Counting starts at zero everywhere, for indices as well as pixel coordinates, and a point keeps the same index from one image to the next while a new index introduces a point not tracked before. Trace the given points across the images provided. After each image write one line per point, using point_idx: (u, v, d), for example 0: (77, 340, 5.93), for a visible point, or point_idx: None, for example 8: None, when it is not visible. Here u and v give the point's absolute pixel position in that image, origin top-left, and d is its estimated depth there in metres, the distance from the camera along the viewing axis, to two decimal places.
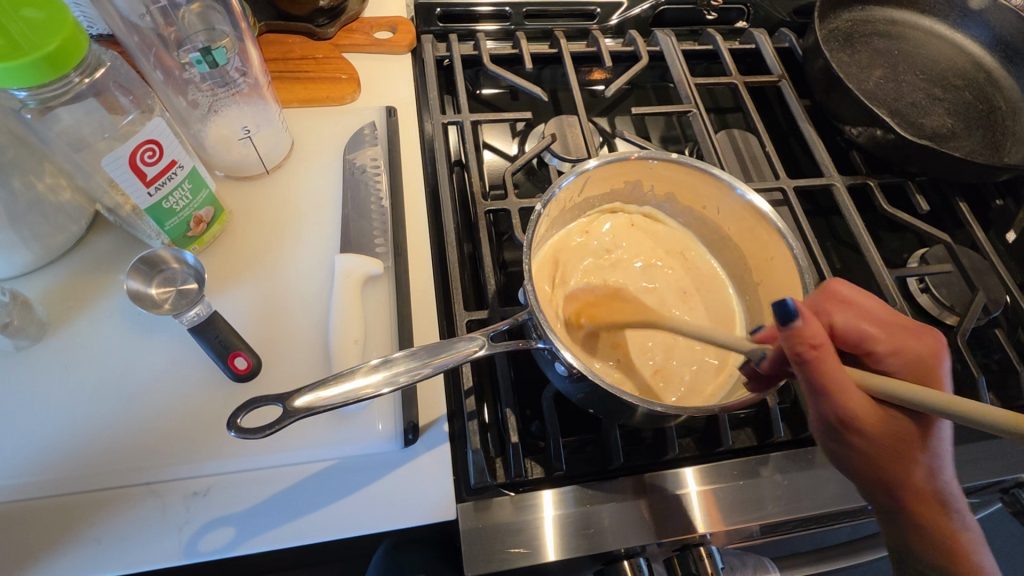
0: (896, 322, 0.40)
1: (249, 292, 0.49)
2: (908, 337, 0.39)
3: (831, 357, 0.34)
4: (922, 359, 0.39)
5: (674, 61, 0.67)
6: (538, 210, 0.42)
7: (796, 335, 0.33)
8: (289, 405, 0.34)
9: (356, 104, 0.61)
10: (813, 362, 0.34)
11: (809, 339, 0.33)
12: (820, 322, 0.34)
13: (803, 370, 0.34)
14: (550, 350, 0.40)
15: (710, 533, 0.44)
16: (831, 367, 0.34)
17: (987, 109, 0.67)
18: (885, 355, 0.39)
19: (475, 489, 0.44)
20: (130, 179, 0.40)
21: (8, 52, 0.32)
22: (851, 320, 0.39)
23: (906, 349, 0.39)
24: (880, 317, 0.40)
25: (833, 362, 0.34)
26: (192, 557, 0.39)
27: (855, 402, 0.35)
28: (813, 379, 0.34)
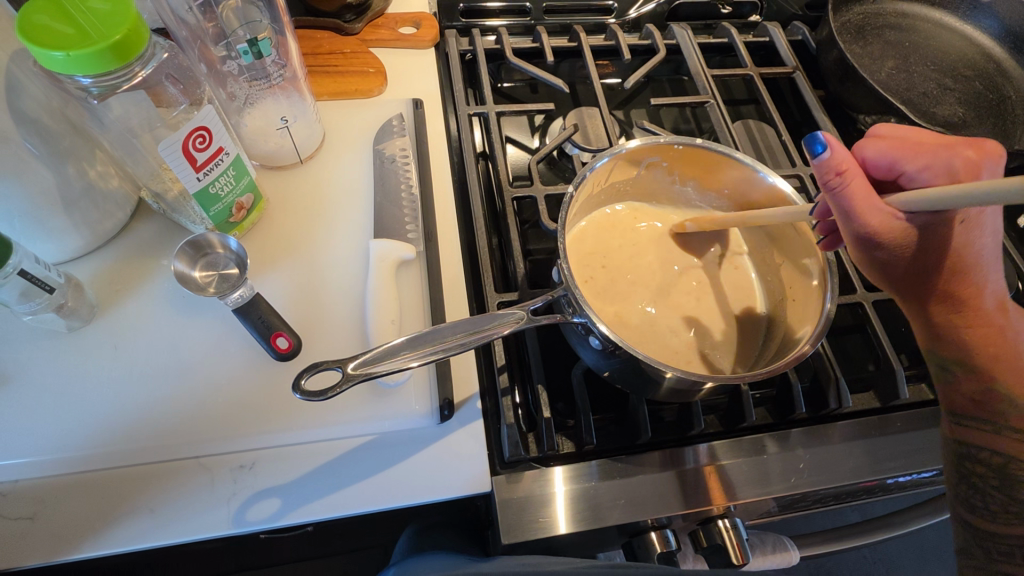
0: (930, 142, 0.41)
1: (288, 275, 0.51)
2: (941, 151, 0.40)
3: (858, 177, 0.36)
4: (961, 166, 0.40)
5: (691, 54, 0.69)
6: (570, 193, 0.44)
7: (829, 164, 0.35)
8: (343, 369, 0.36)
9: (383, 96, 0.63)
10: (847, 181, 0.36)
11: (841, 164, 0.35)
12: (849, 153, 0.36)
13: (834, 193, 0.37)
14: (584, 325, 0.42)
15: (725, 506, 0.46)
16: (857, 184, 0.36)
17: (997, 98, 0.68)
18: (916, 173, 0.40)
19: (509, 462, 0.45)
20: (182, 163, 0.42)
21: (77, 40, 0.34)
22: (883, 149, 0.41)
23: (932, 162, 0.40)
24: (904, 139, 0.41)
25: (860, 180, 0.36)
26: (241, 526, 0.41)
27: (878, 219, 0.37)
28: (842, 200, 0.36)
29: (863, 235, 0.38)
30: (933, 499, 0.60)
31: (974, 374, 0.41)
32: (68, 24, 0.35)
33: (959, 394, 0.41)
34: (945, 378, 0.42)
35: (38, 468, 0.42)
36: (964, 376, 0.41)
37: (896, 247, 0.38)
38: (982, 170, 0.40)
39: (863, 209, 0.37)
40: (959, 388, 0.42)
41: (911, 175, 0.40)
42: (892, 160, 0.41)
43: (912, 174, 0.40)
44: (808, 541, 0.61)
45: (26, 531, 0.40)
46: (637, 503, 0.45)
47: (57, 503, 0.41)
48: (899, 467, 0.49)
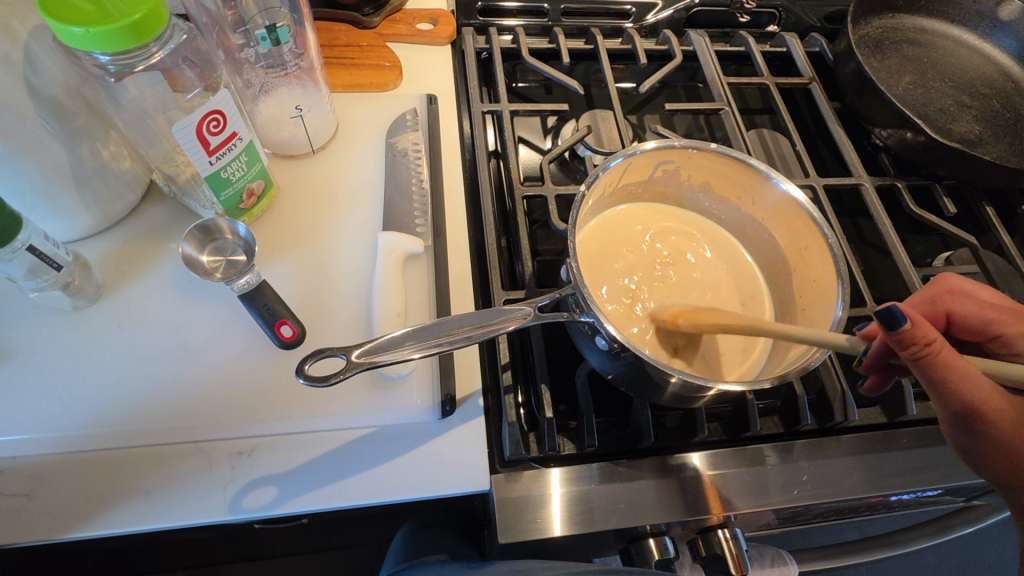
0: (1018, 308, 0.46)
1: (295, 264, 0.51)
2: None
3: (950, 351, 0.36)
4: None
5: (707, 61, 0.69)
6: (582, 192, 0.44)
7: (906, 339, 0.35)
8: (348, 357, 0.36)
9: (397, 91, 0.63)
10: (929, 359, 0.36)
11: (926, 338, 0.35)
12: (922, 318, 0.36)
13: (918, 367, 0.36)
14: (590, 325, 0.42)
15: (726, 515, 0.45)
16: (951, 358, 0.36)
17: (1015, 117, 0.68)
18: (1012, 337, 0.45)
19: (509, 461, 0.45)
20: (195, 147, 0.42)
21: (97, 18, 0.34)
22: (971, 309, 0.46)
23: None
24: (996, 304, 0.46)
25: (954, 359, 0.36)
26: (237, 513, 0.41)
27: (981, 389, 0.37)
28: (927, 373, 0.36)
29: (978, 407, 0.37)
30: (936, 519, 0.59)
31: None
32: (90, 2, 0.35)
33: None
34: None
35: (37, 445, 0.42)
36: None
37: (1004, 427, 0.38)
38: None
39: (967, 386, 0.36)
40: None
41: (1007, 337, 0.45)
42: (986, 320, 0.45)
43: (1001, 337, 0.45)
44: (808, 556, 0.60)
45: (22, 508, 0.40)
46: (637, 509, 0.44)
47: (53, 480, 0.41)
48: (904, 483, 0.48)
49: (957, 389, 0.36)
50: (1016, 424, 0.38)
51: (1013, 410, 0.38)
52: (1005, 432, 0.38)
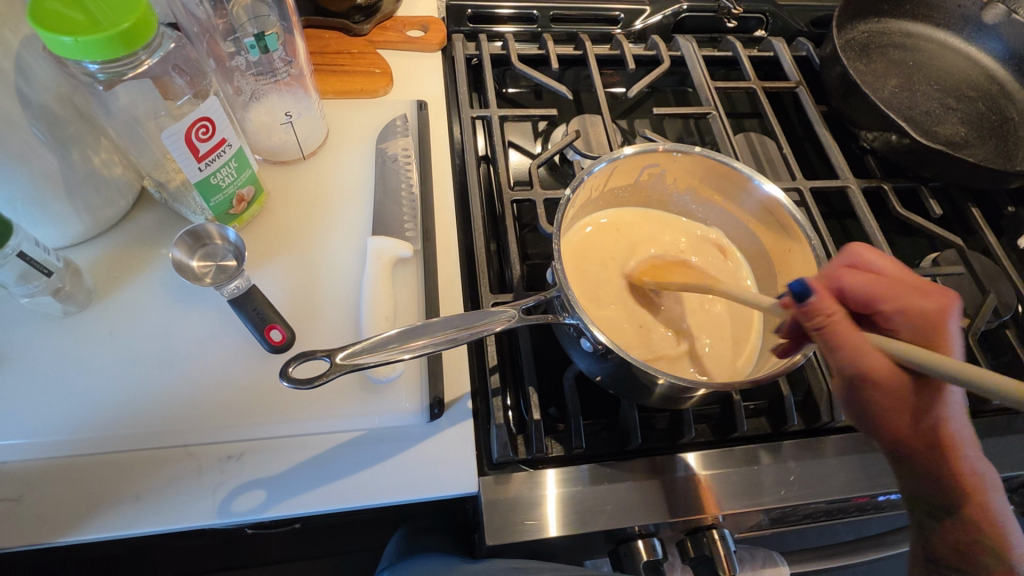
0: None
1: (286, 269, 0.51)
2: None
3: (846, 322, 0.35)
4: (930, 317, 0.39)
5: (695, 66, 0.70)
6: (567, 195, 0.44)
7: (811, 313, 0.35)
8: (333, 358, 0.36)
9: (388, 97, 0.64)
10: (829, 332, 0.35)
11: (830, 307, 0.35)
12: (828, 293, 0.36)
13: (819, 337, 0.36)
14: (576, 327, 0.42)
15: (714, 516, 0.45)
16: (846, 332, 0.35)
17: (1000, 120, 0.68)
18: (979, 360, 0.42)
19: (497, 462, 0.46)
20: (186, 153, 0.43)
21: (86, 27, 0.35)
22: (863, 283, 0.40)
23: None
24: None
25: (846, 329, 0.35)
26: (225, 517, 0.41)
27: (872, 357, 0.34)
28: (827, 339, 0.35)
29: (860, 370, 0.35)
30: None
31: (957, 519, 0.36)
32: (79, 11, 0.36)
33: (944, 541, 0.37)
34: (927, 524, 0.38)
35: (27, 449, 0.42)
36: (949, 521, 0.37)
37: (876, 394, 0.35)
38: None
39: (851, 347, 0.34)
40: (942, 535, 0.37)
41: (975, 360, 0.43)
42: None
43: None
44: (800, 557, 0.61)
45: (11, 512, 0.40)
46: (624, 510, 0.44)
47: (42, 485, 0.41)
48: (892, 483, 0.48)
49: (846, 357, 0.35)
50: (891, 391, 0.35)
51: (899, 379, 0.35)
52: (885, 400, 0.35)
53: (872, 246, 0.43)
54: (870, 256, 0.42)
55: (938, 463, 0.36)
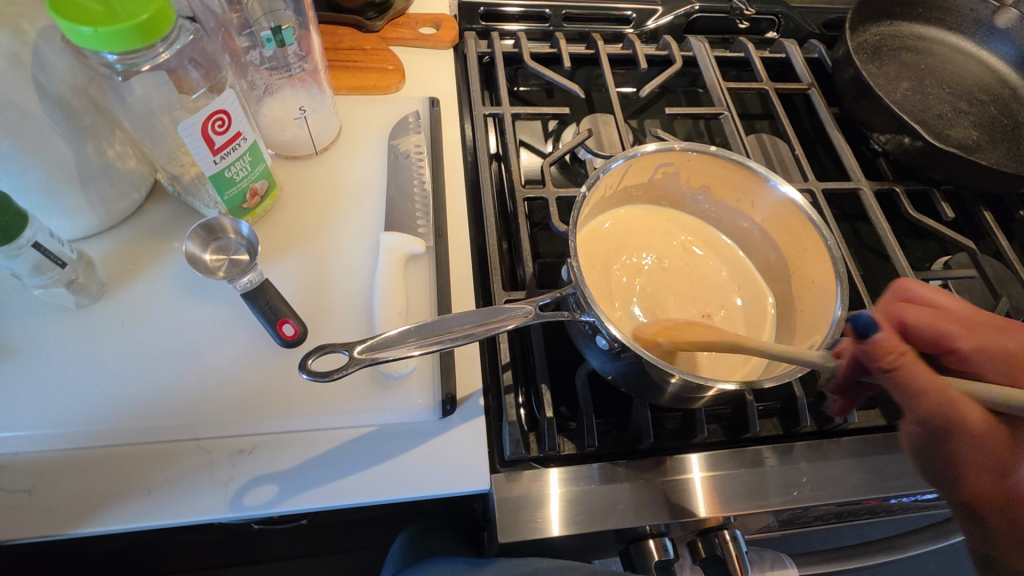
0: (982, 319, 0.43)
1: (299, 263, 0.51)
2: (997, 335, 0.42)
3: (918, 367, 0.38)
4: (1016, 354, 0.41)
5: (707, 66, 0.70)
6: (583, 193, 0.44)
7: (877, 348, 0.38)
8: (350, 352, 0.36)
9: (400, 94, 0.64)
10: (901, 374, 0.38)
11: (900, 347, 0.39)
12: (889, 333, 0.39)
13: (890, 379, 0.38)
14: (591, 325, 0.42)
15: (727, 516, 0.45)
16: (918, 374, 0.38)
17: (1011, 124, 0.68)
18: (969, 355, 0.41)
19: (509, 460, 0.45)
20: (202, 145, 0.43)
21: (106, 18, 0.36)
22: (924, 317, 0.42)
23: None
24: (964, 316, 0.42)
25: (920, 372, 0.38)
26: (237, 511, 0.41)
27: (963, 408, 0.36)
28: (897, 385, 0.38)
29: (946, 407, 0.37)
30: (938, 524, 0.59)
31: (1009, 553, 0.36)
32: (99, 3, 0.37)
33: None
34: (993, 557, 0.37)
35: (39, 441, 0.42)
36: (1019, 561, 0.36)
37: (969, 445, 0.37)
38: None
39: (931, 396, 0.37)
40: (1009, 565, 0.36)
41: (964, 352, 0.41)
42: (942, 332, 0.42)
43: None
44: (808, 559, 0.61)
45: (24, 504, 0.40)
46: (636, 509, 0.44)
47: (54, 476, 0.41)
48: (904, 485, 0.48)
49: (925, 404, 0.37)
50: (981, 443, 0.37)
51: (990, 426, 0.37)
52: (978, 454, 0.37)
53: (921, 281, 0.45)
54: (919, 289, 0.44)
55: (1009, 508, 0.36)
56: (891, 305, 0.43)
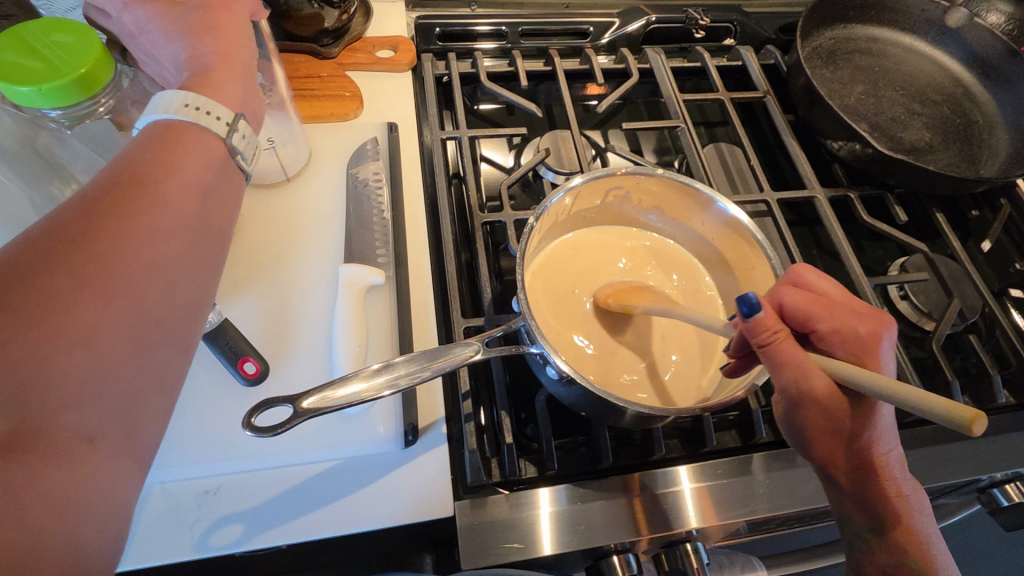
0: (853, 303, 0.41)
1: (258, 302, 0.52)
2: (852, 317, 0.39)
3: (791, 340, 0.37)
4: (863, 338, 0.39)
5: (664, 77, 0.70)
6: (531, 223, 0.45)
7: (762, 326, 0.37)
8: (297, 405, 0.36)
9: (359, 120, 0.64)
10: (775, 350, 0.37)
11: (777, 324, 0.37)
12: (775, 312, 0.37)
13: (767, 355, 0.37)
14: (540, 355, 0.42)
15: (706, 527, 0.46)
16: (790, 352, 0.37)
17: (964, 123, 0.69)
18: (828, 333, 0.40)
19: (471, 487, 0.46)
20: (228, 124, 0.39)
21: (45, 74, 0.36)
22: (801, 300, 0.41)
23: (844, 327, 0.39)
24: (830, 296, 0.42)
25: (791, 351, 0.37)
26: (203, 552, 0.42)
27: (816, 375, 0.37)
28: (775, 362, 0.37)
29: (800, 390, 0.37)
30: None
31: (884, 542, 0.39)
32: (38, 60, 0.37)
33: (871, 562, 0.39)
34: (859, 546, 0.40)
35: None
36: (879, 544, 0.39)
37: (818, 411, 0.37)
38: (891, 337, 0.39)
39: (804, 366, 0.36)
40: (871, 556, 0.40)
41: (823, 334, 0.40)
42: (805, 313, 0.41)
43: (840, 338, 0.41)
44: (780, 560, 0.62)
45: None
46: (599, 530, 0.45)
47: None
48: None
49: (799, 376, 0.37)
50: (829, 410, 0.37)
51: (843, 400, 0.37)
52: (826, 420, 0.38)
53: (814, 268, 0.44)
54: (809, 276, 0.44)
55: (866, 483, 0.39)
56: (778, 288, 0.43)
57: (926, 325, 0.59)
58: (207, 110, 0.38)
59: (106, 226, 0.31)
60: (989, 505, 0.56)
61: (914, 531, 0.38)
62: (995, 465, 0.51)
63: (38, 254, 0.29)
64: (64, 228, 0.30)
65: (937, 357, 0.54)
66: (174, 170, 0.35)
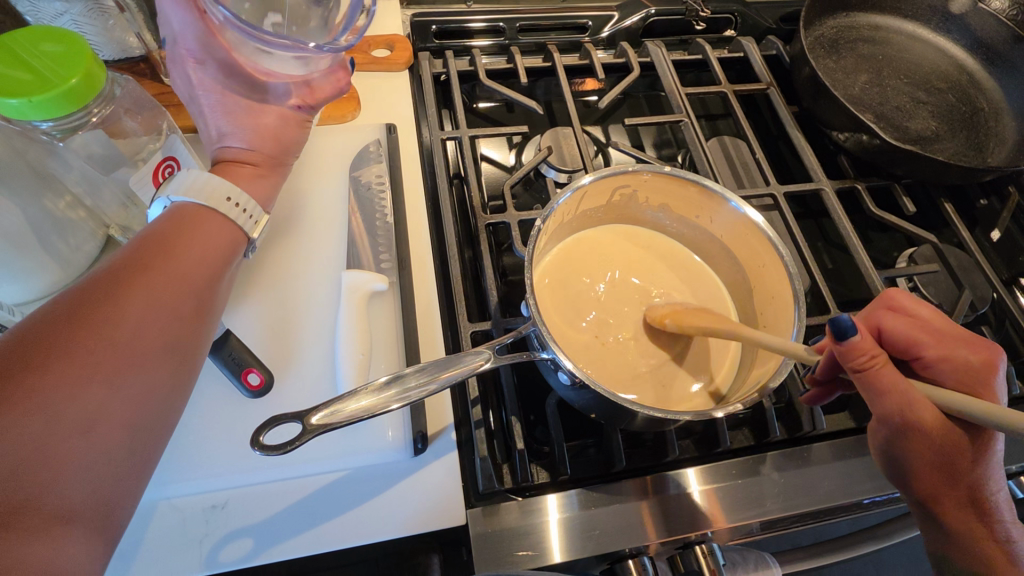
0: (949, 333, 0.40)
1: (258, 310, 0.51)
2: (957, 346, 0.39)
3: (892, 367, 0.36)
4: (974, 368, 0.38)
5: (665, 71, 0.69)
6: (538, 226, 0.44)
7: (853, 351, 0.35)
8: (305, 422, 0.36)
9: (357, 121, 0.63)
10: (870, 376, 0.36)
11: (873, 349, 0.36)
12: (870, 333, 0.36)
13: (860, 380, 0.36)
14: (551, 361, 0.42)
15: (716, 529, 0.46)
16: (887, 377, 0.36)
17: (970, 111, 0.69)
18: (933, 360, 0.39)
19: (483, 494, 0.46)
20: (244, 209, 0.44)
21: (34, 86, 0.35)
22: (903, 327, 0.41)
23: (955, 358, 0.39)
24: (940, 328, 0.40)
25: (890, 375, 0.36)
26: (212, 568, 0.41)
27: (921, 406, 0.36)
28: (868, 387, 0.36)
29: (901, 419, 0.36)
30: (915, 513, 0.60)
31: None
32: (25, 70, 0.36)
33: None
34: None
35: None
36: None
37: (919, 447, 0.37)
38: (1000, 371, 0.38)
39: (896, 393, 0.36)
40: None
41: (927, 361, 0.40)
42: (909, 339, 0.40)
43: (930, 364, 0.39)
44: (792, 556, 0.62)
45: None
46: (613, 534, 0.44)
47: None
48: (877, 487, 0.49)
49: (897, 410, 0.36)
50: (933, 447, 0.37)
51: (946, 432, 0.36)
52: (929, 454, 0.37)
53: (910, 293, 0.43)
54: (905, 301, 0.42)
55: (977, 513, 0.38)
56: (874, 315, 0.42)
57: None
58: (236, 203, 0.44)
59: (146, 280, 0.37)
60: None
61: (1014, 565, 0.37)
62: None
63: (87, 304, 0.34)
64: (109, 278, 0.36)
65: None
66: (200, 233, 0.41)
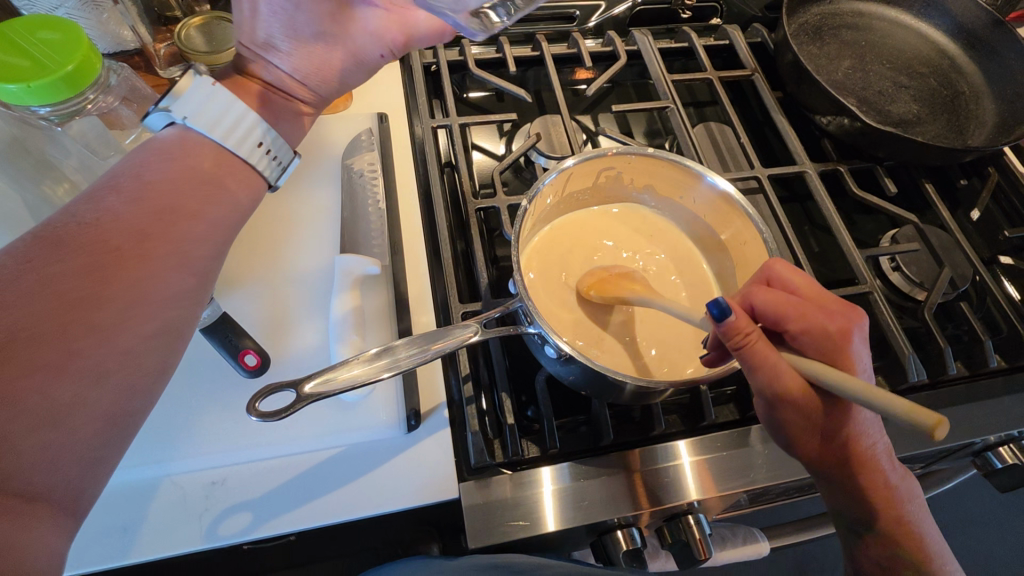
0: (816, 301, 0.40)
1: (255, 293, 0.52)
2: (820, 315, 0.39)
3: (762, 339, 0.37)
4: (831, 334, 0.39)
5: (652, 59, 0.70)
6: (524, 205, 0.45)
7: (733, 330, 0.36)
8: (300, 390, 0.37)
9: (349, 111, 0.64)
10: (749, 352, 0.36)
11: (748, 328, 0.36)
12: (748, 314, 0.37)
13: (741, 357, 0.37)
14: (538, 335, 0.43)
15: (705, 498, 0.47)
16: (762, 352, 0.37)
17: (951, 95, 0.70)
18: (795, 332, 0.40)
19: (475, 468, 0.47)
20: (261, 146, 0.46)
21: (31, 72, 0.37)
22: (770, 300, 0.40)
23: (813, 328, 0.39)
24: (796, 298, 0.40)
25: (759, 351, 0.37)
26: (212, 541, 0.42)
27: (788, 377, 0.37)
28: (748, 360, 0.37)
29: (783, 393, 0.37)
30: None
31: (874, 537, 0.41)
32: (22, 57, 0.37)
33: (865, 557, 0.41)
34: (852, 540, 0.42)
35: None
36: (871, 539, 0.41)
37: (791, 413, 0.38)
38: (857, 338, 0.39)
39: (770, 368, 0.37)
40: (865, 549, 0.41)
41: (792, 333, 0.40)
42: (779, 313, 0.40)
43: (795, 336, 0.40)
44: (781, 531, 0.64)
45: None
46: (602, 505, 0.46)
47: None
48: None
49: (768, 377, 0.37)
50: (804, 415, 0.38)
51: (811, 397, 0.38)
52: (806, 422, 0.39)
53: (789, 263, 0.44)
54: (787, 275, 0.43)
55: (853, 480, 0.40)
56: (751, 287, 0.42)
57: (918, 295, 0.60)
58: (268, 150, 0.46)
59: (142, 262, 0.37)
60: (984, 468, 0.57)
61: (898, 518, 0.40)
62: (987, 428, 0.53)
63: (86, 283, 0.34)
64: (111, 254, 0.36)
65: (929, 325, 0.55)
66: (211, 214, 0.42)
